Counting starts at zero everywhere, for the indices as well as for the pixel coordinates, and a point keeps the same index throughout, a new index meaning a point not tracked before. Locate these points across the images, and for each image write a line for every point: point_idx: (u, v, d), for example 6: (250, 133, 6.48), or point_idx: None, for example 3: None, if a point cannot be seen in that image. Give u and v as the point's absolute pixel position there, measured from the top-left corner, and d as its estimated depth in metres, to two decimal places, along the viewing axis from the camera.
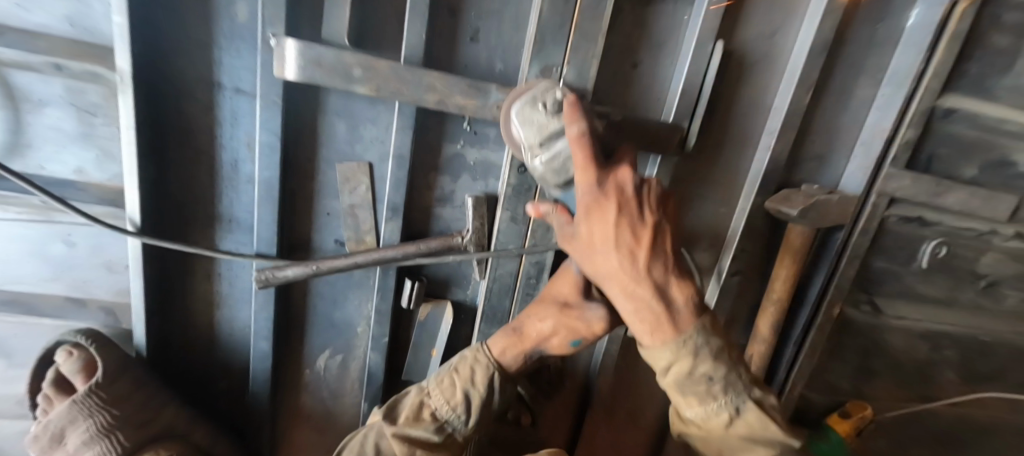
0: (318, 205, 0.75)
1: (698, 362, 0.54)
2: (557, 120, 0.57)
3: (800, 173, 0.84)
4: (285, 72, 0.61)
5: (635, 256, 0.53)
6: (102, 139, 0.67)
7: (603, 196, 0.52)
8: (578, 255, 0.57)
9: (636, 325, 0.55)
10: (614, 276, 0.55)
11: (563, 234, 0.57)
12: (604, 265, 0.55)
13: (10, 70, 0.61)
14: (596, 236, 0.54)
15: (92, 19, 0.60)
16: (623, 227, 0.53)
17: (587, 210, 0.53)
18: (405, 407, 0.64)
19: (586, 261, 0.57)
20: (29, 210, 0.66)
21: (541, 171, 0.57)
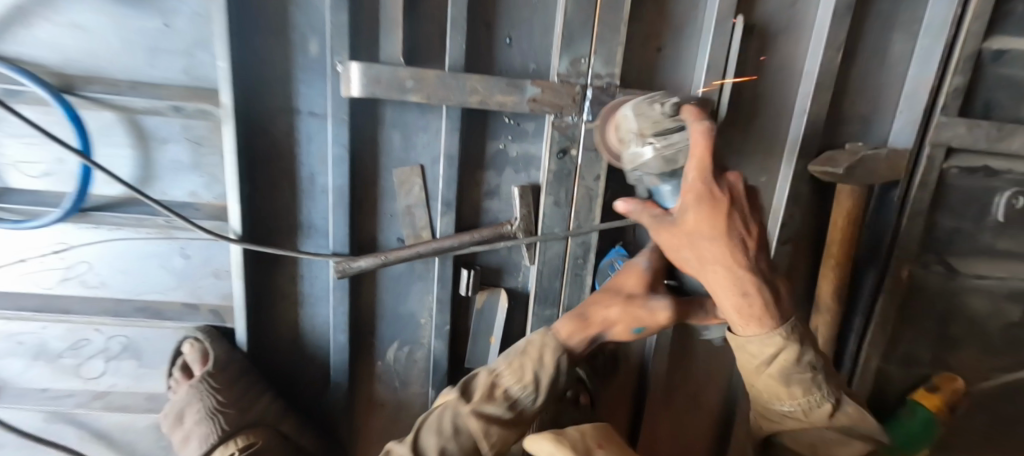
0: (382, 207, 0.84)
1: (790, 356, 0.59)
2: (675, 120, 0.57)
3: (844, 135, 0.83)
4: (350, 90, 0.72)
5: (743, 256, 0.54)
6: (208, 166, 0.80)
7: (709, 197, 0.51)
8: (675, 241, 0.55)
9: (732, 311, 0.58)
10: (714, 265, 0.55)
11: (655, 227, 0.55)
12: (706, 253, 0.54)
13: (143, 116, 0.76)
14: (701, 226, 0.52)
15: (202, 68, 0.77)
16: (738, 227, 0.53)
17: (696, 214, 0.51)
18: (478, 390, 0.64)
19: (680, 249, 0.56)
20: (154, 229, 0.79)
21: (648, 158, 0.57)
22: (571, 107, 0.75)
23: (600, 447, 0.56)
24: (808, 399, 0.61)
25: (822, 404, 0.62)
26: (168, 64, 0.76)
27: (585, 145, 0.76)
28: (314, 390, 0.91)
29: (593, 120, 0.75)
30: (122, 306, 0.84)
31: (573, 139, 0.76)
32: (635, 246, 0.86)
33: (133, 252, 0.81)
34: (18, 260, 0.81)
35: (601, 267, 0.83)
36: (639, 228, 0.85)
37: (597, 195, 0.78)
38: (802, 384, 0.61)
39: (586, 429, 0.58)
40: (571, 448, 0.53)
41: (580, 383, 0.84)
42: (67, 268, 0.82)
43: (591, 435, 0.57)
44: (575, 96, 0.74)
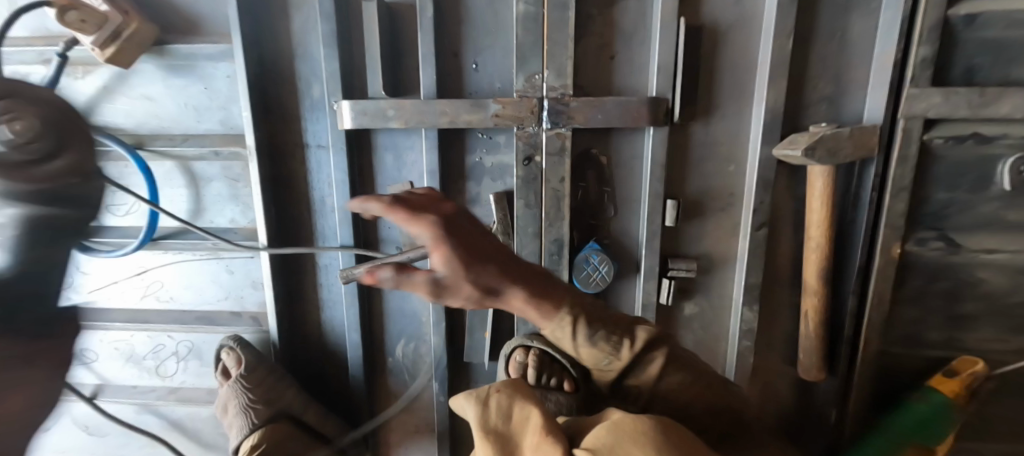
0: (382, 220, 0.97)
1: (578, 330, 0.52)
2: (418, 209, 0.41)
3: (815, 116, 0.82)
4: (344, 123, 0.86)
5: (492, 296, 0.44)
6: (243, 197, 0.98)
7: (455, 263, 0.39)
8: (461, 282, 0.39)
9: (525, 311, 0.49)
10: (473, 279, 0.41)
11: (420, 288, 0.38)
12: (478, 247, 0.42)
13: (194, 161, 0.96)
14: (473, 248, 0.41)
15: (234, 118, 0.94)
16: (492, 267, 0.42)
17: (457, 273, 0.39)
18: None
19: (446, 302, 0.40)
20: (205, 251, 0.99)
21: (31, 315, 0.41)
22: (531, 118, 0.82)
23: (503, 392, 0.48)
24: (615, 345, 0.55)
25: (620, 353, 0.55)
26: (209, 118, 0.94)
27: (548, 151, 0.83)
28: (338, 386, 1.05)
29: (553, 127, 0.82)
30: (188, 315, 1.04)
31: (536, 146, 0.83)
32: (611, 240, 0.91)
33: (195, 270, 1.02)
34: (111, 282, 1.04)
35: (576, 261, 0.89)
36: (613, 224, 0.90)
37: (564, 195, 0.84)
38: (606, 336, 0.55)
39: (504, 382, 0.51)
40: (475, 398, 0.47)
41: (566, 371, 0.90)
42: (145, 285, 1.04)
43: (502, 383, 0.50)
44: (534, 108, 0.81)
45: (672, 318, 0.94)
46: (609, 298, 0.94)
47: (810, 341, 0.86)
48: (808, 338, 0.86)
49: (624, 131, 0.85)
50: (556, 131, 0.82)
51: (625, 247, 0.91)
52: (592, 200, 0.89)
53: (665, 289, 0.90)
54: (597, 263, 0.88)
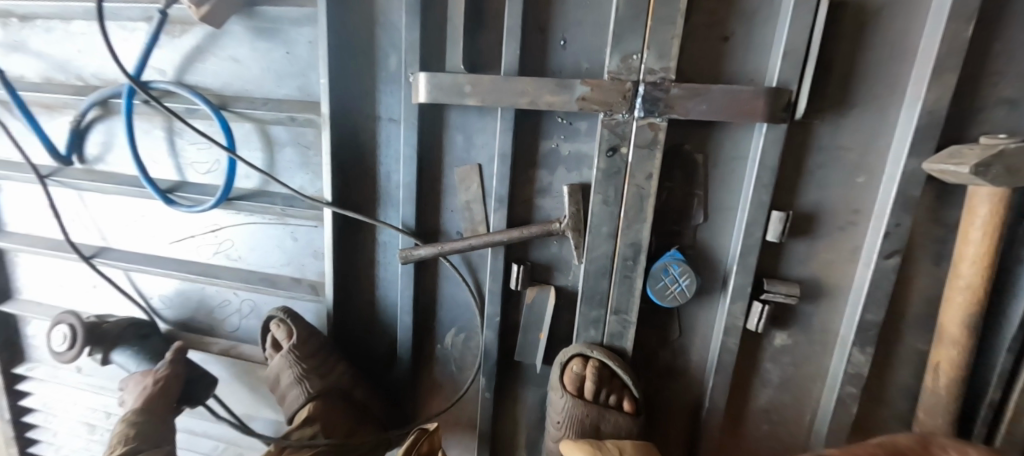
0: (445, 203, 0.92)
1: None
2: None
3: (982, 126, 0.66)
4: (418, 96, 0.80)
5: None
6: (312, 165, 0.97)
7: None
8: None
9: None
10: None
11: None
12: None
13: (271, 126, 0.96)
14: None
15: (311, 84, 0.92)
16: None
17: None
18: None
19: None
20: (274, 215, 1.00)
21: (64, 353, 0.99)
22: (622, 104, 0.71)
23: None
24: None
25: None
26: (287, 83, 0.94)
27: (636, 142, 0.72)
28: (384, 365, 1.04)
29: (645, 116, 0.71)
30: (253, 276, 1.06)
31: (623, 136, 0.73)
32: (695, 250, 0.80)
33: (263, 233, 1.04)
34: (190, 236, 1.10)
35: (653, 270, 0.78)
36: (699, 232, 0.79)
37: (649, 194, 0.74)
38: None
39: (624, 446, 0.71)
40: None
41: (625, 388, 0.83)
42: (217, 242, 1.08)
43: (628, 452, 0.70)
44: (626, 93, 0.71)
45: (757, 348, 0.82)
46: (684, 314, 0.83)
47: (941, 401, 0.69)
48: (935, 396, 0.70)
49: (727, 127, 0.73)
50: (648, 120, 0.71)
51: (711, 259, 0.80)
52: (679, 203, 0.78)
53: (757, 315, 0.76)
54: (676, 274, 0.77)
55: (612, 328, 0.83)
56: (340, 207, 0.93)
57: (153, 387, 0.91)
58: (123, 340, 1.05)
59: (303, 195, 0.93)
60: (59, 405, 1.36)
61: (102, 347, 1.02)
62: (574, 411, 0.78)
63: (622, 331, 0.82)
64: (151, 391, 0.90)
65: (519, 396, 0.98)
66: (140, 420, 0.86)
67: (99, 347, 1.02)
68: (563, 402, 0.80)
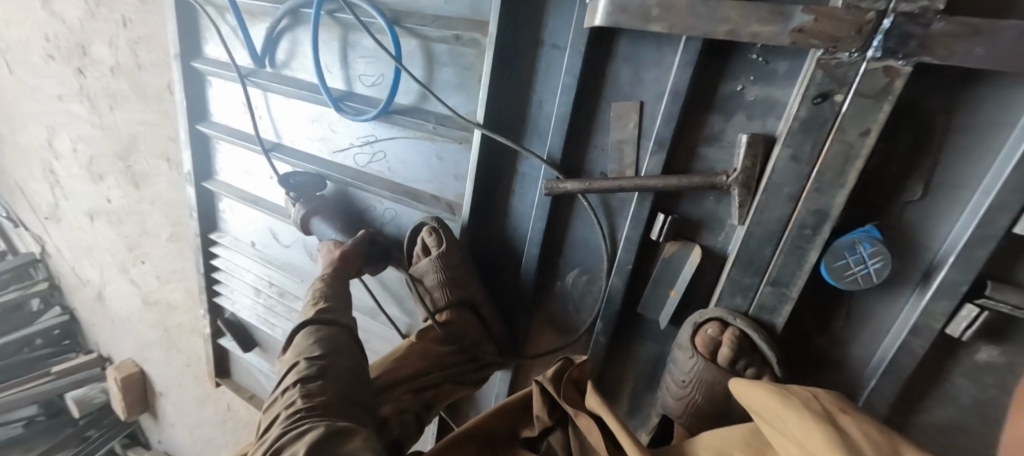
0: (596, 140, 0.88)
1: None
2: None
3: None
4: (594, 20, 0.74)
5: None
6: (468, 87, 0.98)
7: None
8: None
9: None
10: None
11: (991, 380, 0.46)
12: None
13: (436, 44, 0.99)
14: None
15: (481, 3, 0.91)
16: None
17: None
18: (327, 308, 0.95)
19: None
20: (425, 133, 1.05)
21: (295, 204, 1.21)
22: (853, 41, 0.57)
23: (842, 410, 0.52)
24: None
25: None
26: (458, 0, 0.93)
27: (860, 89, 0.59)
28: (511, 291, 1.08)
29: (881, 58, 0.56)
30: (399, 188, 1.15)
31: (843, 81, 0.60)
32: (897, 232, 0.67)
33: (412, 149, 1.10)
34: (350, 144, 1.20)
35: (835, 245, 0.67)
36: (908, 212, 0.65)
37: (856, 156, 0.62)
38: None
39: (822, 394, 0.56)
40: (791, 400, 0.54)
41: (766, 364, 0.76)
42: (373, 153, 1.17)
43: (825, 398, 0.55)
44: (864, 26, 0.56)
45: (947, 358, 0.69)
46: (859, 303, 0.72)
47: None
48: None
49: (998, 81, 0.55)
50: (885, 64, 0.56)
51: (916, 246, 0.66)
52: (891, 173, 0.64)
53: (965, 320, 0.62)
54: (865, 254, 0.65)
55: (763, 301, 0.75)
56: (490, 130, 0.94)
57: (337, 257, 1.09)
58: (323, 212, 1.21)
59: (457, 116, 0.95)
60: (237, 270, 1.67)
61: (306, 207, 1.20)
62: (705, 374, 0.76)
63: (776, 306, 0.74)
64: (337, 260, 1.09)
65: (636, 349, 0.96)
66: (332, 279, 1.03)
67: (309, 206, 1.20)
68: (693, 362, 0.78)
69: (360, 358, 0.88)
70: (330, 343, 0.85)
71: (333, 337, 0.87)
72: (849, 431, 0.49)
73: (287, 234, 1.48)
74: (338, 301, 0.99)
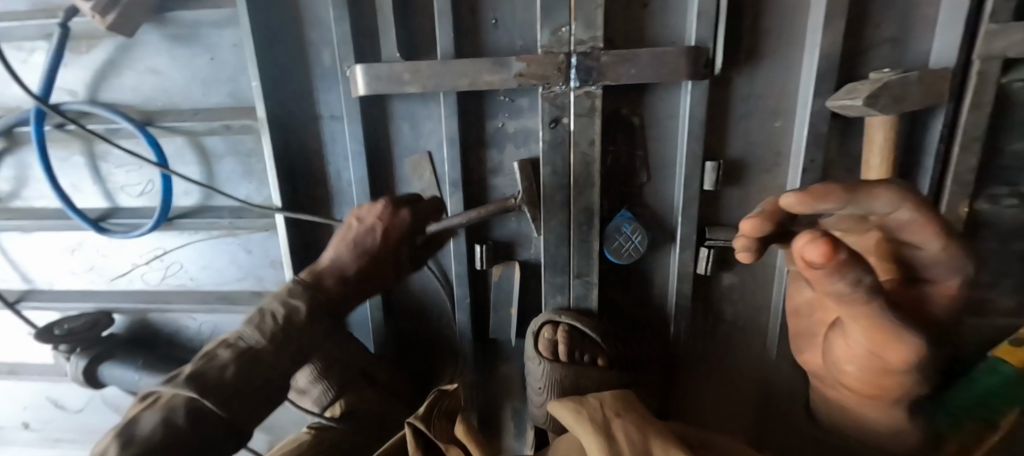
0: (400, 195, 0.93)
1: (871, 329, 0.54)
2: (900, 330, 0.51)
3: (870, 64, 0.74)
4: (357, 90, 0.80)
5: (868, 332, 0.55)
6: (256, 174, 0.94)
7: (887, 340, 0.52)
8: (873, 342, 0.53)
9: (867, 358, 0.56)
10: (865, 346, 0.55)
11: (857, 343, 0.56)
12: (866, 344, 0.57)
13: (205, 137, 0.92)
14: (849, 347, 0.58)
15: (243, 90, 0.89)
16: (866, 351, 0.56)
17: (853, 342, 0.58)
18: (243, 357, 0.69)
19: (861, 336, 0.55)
20: (222, 230, 0.97)
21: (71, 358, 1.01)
22: (558, 77, 0.74)
23: (618, 415, 0.64)
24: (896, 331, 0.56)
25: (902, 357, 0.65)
26: (217, 90, 0.90)
27: (576, 111, 0.76)
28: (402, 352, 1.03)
29: (581, 86, 0.75)
30: (210, 296, 1.03)
31: (563, 107, 0.77)
32: (645, 209, 0.85)
33: (212, 250, 1.00)
34: (133, 266, 1.03)
35: (608, 230, 0.83)
36: (646, 192, 0.84)
37: (593, 160, 0.79)
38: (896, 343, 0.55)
39: (607, 400, 0.67)
40: (586, 416, 0.63)
41: (598, 346, 0.87)
42: (164, 268, 1.03)
43: (609, 405, 0.65)
44: (560, 65, 0.74)
45: (709, 289, 0.90)
46: (642, 269, 0.89)
47: None
48: None
49: (658, 87, 0.78)
50: (584, 90, 0.75)
51: (659, 215, 0.85)
52: (624, 165, 0.83)
53: (703, 259, 0.84)
54: (629, 232, 0.82)
55: (576, 291, 0.88)
56: (292, 211, 0.91)
57: (342, 271, 0.81)
58: (117, 354, 1.04)
59: (250, 205, 0.90)
60: None
61: (89, 354, 1.01)
62: (553, 375, 0.82)
63: (586, 293, 0.88)
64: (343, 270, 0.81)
65: (501, 370, 1.02)
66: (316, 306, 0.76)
67: (94, 355, 1.02)
68: (541, 368, 0.83)
69: (233, 427, 0.66)
70: (215, 394, 0.64)
71: (236, 391, 0.66)
72: (619, 437, 0.59)
73: (74, 396, 1.19)
74: (283, 343, 0.72)
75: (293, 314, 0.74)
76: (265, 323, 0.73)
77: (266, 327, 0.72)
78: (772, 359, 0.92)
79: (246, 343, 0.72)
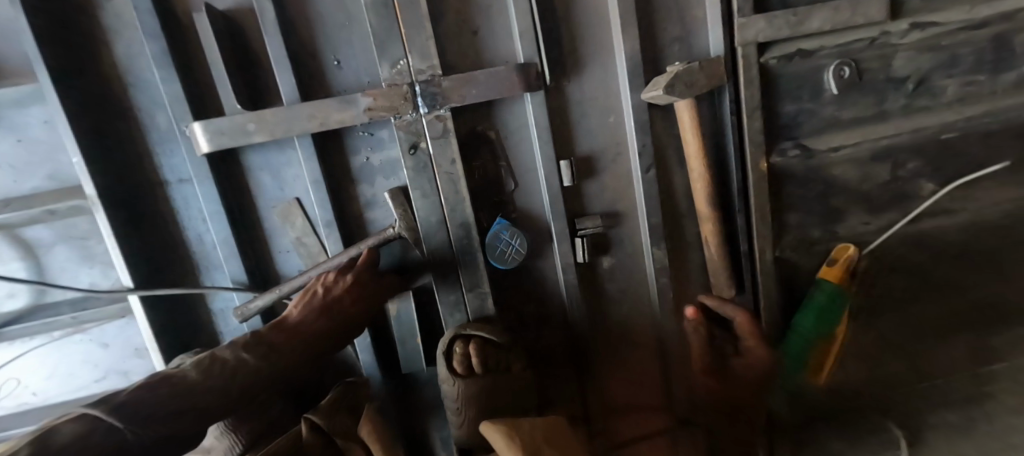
0: (275, 247, 0.89)
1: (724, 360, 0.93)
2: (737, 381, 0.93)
3: (668, 60, 0.89)
4: (200, 149, 0.78)
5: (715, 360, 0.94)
6: (98, 256, 0.84)
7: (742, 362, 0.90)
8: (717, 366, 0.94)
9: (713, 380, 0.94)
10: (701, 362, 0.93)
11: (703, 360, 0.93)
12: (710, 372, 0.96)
13: (25, 228, 0.81)
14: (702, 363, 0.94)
15: (65, 169, 0.80)
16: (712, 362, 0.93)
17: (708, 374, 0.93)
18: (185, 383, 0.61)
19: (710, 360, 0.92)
20: (66, 327, 0.85)
21: None
22: (406, 105, 0.80)
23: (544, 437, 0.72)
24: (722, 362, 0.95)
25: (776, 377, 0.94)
26: (31, 174, 0.80)
27: (431, 135, 0.81)
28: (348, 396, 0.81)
29: (430, 111, 0.81)
30: (62, 408, 0.89)
31: (419, 133, 0.82)
32: (519, 214, 0.92)
33: (57, 354, 0.87)
34: None
35: (488, 241, 0.87)
36: (517, 197, 0.91)
37: (458, 177, 0.83)
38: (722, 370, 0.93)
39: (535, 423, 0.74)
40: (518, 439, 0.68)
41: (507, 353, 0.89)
42: None
43: (538, 428, 0.73)
44: (406, 95, 0.79)
45: (593, 276, 0.97)
46: (531, 269, 0.95)
47: (716, 264, 0.93)
48: (714, 262, 0.93)
49: (503, 103, 0.86)
50: (435, 114, 0.81)
51: (534, 217, 0.92)
52: (490, 177, 0.89)
53: (579, 248, 0.91)
54: (508, 238, 0.87)
55: (473, 305, 0.90)
56: (149, 289, 0.83)
57: (286, 329, 0.73)
58: None
59: (95, 292, 0.81)
60: None
61: None
62: (468, 392, 0.82)
63: (482, 304, 0.90)
64: (315, 313, 0.75)
65: (419, 403, 1.00)
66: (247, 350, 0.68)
67: None
68: (456, 388, 0.81)
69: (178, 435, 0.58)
70: (153, 424, 0.54)
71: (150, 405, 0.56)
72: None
73: None
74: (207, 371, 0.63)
75: (239, 365, 0.66)
76: (233, 363, 0.65)
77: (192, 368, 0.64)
78: (662, 328, 1.00)
79: (232, 373, 0.64)
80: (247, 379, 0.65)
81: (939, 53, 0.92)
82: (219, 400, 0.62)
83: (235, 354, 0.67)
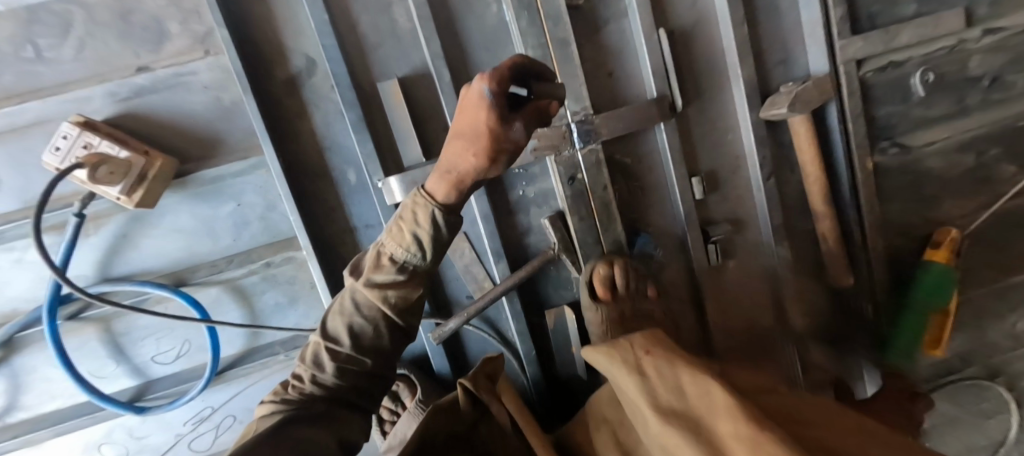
0: (447, 276, 1.02)
1: None
2: None
3: (774, 81, 1.02)
4: (395, 197, 0.92)
5: None
6: (301, 298, 0.96)
7: None
8: None
9: None
10: None
11: None
12: None
13: (241, 279, 0.94)
14: None
15: (276, 224, 0.93)
16: None
17: None
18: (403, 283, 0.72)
19: None
20: (276, 365, 0.96)
21: None
22: (565, 143, 0.92)
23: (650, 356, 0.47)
24: None
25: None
26: (248, 231, 0.92)
27: (586, 166, 0.93)
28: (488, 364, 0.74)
29: (585, 146, 0.93)
30: None
31: (576, 166, 0.94)
32: (655, 227, 1.03)
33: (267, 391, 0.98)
34: (177, 436, 0.98)
35: (635, 251, 1.02)
36: (653, 213, 1.03)
37: (611, 200, 0.95)
38: None
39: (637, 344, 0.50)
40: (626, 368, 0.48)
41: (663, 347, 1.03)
42: (216, 427, 0.98)
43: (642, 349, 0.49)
44: (565, 134, 0.92)
45: (720, 275, 1.09)
46: (667, 276, 1.06)
47: (835, 255, 1.04)
48: (832, 253, 1.04)
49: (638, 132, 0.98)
50: (589, 148, 0.93)
51: (668, 229, 1.04)
52: (629, 197, 1.01)
53: (712, 252, 1.04)
54: (652, 247, 1.02)
55: None
56: None
57: (453, 172, 0.63)
58: None
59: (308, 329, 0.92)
60: None
61: None
62: None
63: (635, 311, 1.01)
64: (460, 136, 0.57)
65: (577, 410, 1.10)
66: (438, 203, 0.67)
67: None
68: None
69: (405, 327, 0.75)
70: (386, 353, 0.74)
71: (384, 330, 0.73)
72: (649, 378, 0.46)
73: None
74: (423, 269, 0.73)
75: (437, 234, 0.69)
76: (430, 216, 0.67)
77: (398, 247, 0.71)
78: (784, 315, 1.13)
79: (432, 224, 0.68)
80: (448, 234, 0.70)
81: (1011, 52, 1.04)
82: (433, 255, 0.71)
83: (429, 206, 0.67)
